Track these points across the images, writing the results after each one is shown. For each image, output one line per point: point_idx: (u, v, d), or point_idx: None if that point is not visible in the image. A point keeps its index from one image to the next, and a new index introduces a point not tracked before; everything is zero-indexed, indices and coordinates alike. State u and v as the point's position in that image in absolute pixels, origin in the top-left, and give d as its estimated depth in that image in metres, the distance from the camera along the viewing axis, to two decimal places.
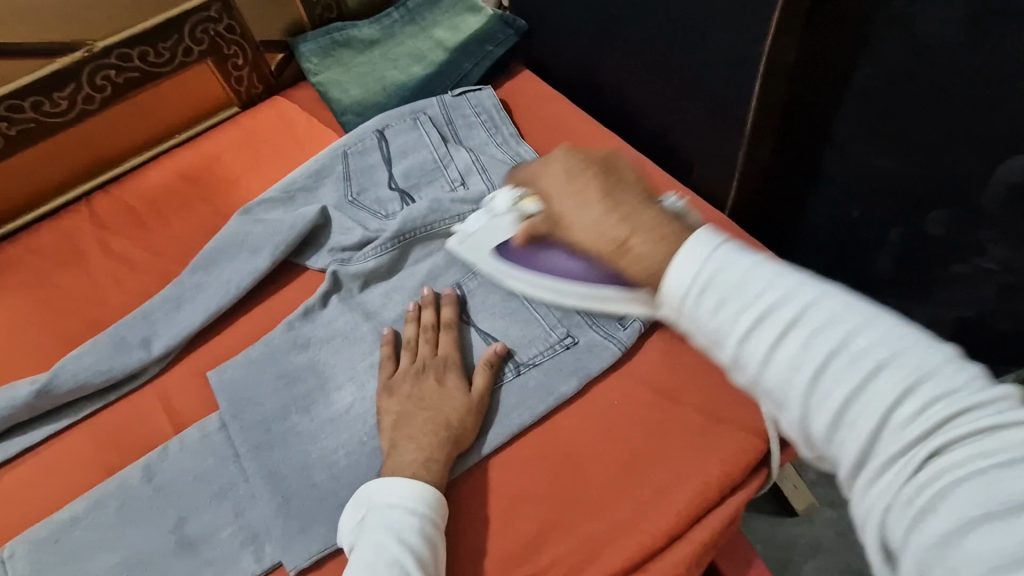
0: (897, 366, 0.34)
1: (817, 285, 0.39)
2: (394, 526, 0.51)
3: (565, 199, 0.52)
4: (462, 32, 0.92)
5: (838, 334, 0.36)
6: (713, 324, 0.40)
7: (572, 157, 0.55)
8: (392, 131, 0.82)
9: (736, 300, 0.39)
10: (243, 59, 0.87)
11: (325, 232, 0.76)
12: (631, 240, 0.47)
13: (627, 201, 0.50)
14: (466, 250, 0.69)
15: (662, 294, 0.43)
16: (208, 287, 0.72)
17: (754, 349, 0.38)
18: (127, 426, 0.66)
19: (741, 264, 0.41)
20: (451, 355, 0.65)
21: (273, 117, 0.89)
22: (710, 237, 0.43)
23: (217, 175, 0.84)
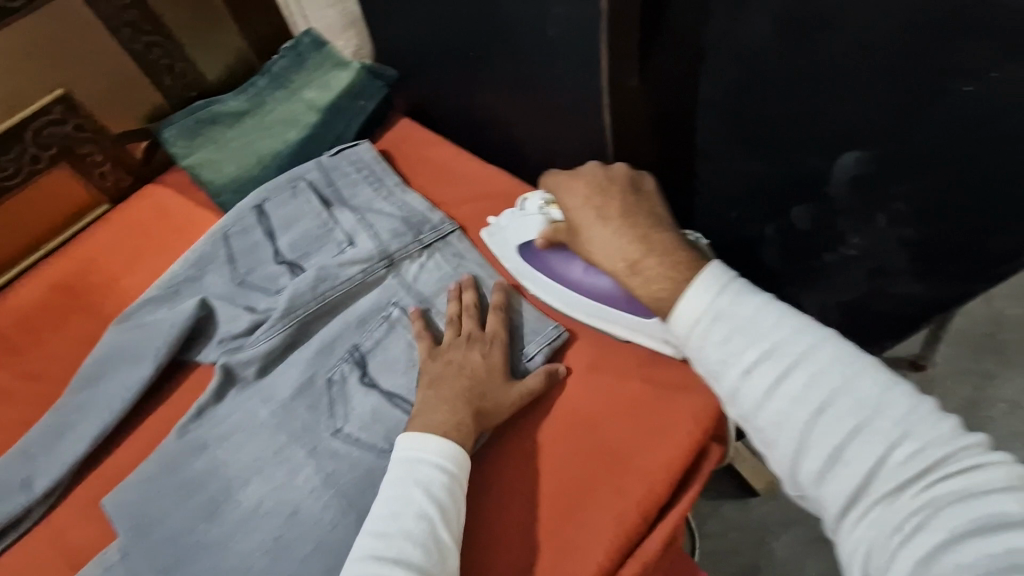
0: (890, 410, 0.42)
1: (816, 333, 0.46)
2: (422, 479, 0.55)
3: (586, 219, 0.62)
4: (333, 90, 0.91)
5: (835, 379, 0.44)
6: (722, 356, 0.48)
7: (592, 177, 0.64)
8: (271, 204, 0.80)
9: (743, 335, 0.47)
10: (102, 155, 0.84)
11: (212, 323, 0.73)
12: (642, 261, 0.57)
13: (642, 220, 0.60)
14: (496, 242, 0.77)
15: (675, 316, 0.51)
16: (91, 406, 0.68)
17: (756, 383, 0.46)
18: None
19: (750, 305, 0.48)
20: (497, 333, 0.67)
21: (148, 208, 0.86)
22: (721, 273, 0.51)
23: (91, 280, 0.79)
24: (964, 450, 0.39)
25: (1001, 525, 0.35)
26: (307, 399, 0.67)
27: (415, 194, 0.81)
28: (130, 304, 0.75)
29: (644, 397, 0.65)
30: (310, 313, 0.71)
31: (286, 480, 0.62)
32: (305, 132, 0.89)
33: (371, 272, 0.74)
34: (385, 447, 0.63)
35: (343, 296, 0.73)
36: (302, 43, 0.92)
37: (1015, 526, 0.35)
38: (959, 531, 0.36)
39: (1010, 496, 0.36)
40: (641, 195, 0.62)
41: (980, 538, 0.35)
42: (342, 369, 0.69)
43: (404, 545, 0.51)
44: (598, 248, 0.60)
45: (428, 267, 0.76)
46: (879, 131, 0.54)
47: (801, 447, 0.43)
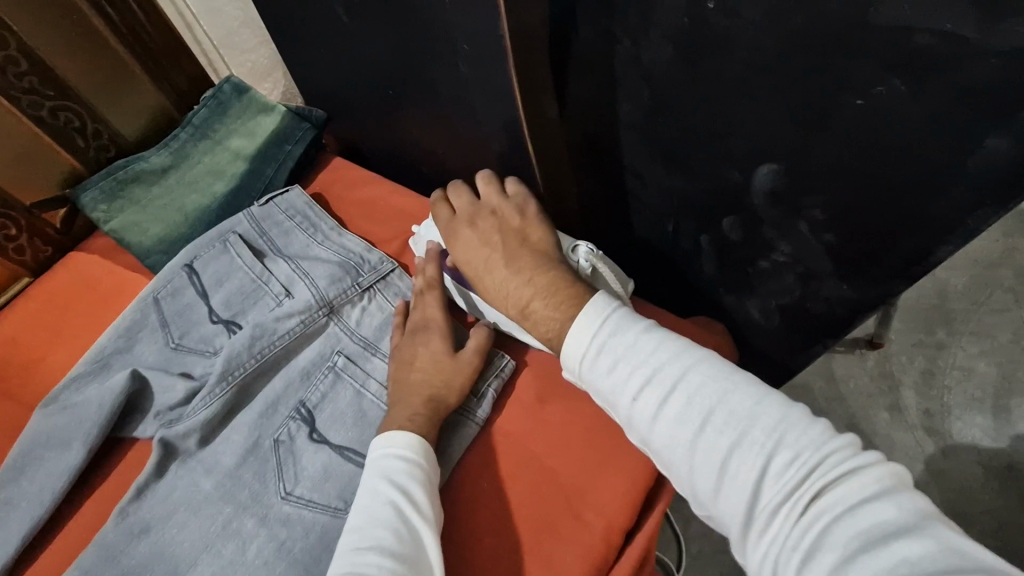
0: (764, 421, 0.44)
1: (692, 353, 0.49)
2: (387, 473, 0.57)
3: (477, 262, 0.64)
4: (259, 136, 0.89)
5: (712, 396, 0.46)
6: (612, 385, 0.50)
7: (475, 222, 0.66)
8: (202, 261, 0.77)
9: (626, 362, 0.50)
10: (16, 228, 0.80)
11: (147, 395, 0.70)
12: (531, 305, 0.59)
13: (528, 261, 0.61)
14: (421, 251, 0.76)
15: (565, 351, 0.54)
16: (21, 500, 0.64)
17: (644, 409, 0.48)
18: None
19: (630, 332, 0.51)
20: (437, 317, 0.68)
21: (73, 278, 0.82)
22: (605, 305, 0.54)
23: (14, 363, 0.75)
24: (839, 452, 0.42)
25: (883, 535, 0.37)
26: (253, 465, 0.64)
27: (351, 236, 0.80)
28: (57, 384, 0.71)
29: (598, 423, 0.64)
30: (248, 372, 0.69)
31: (236, 556, 0.59)
32: (234, 182, 0.87)
33: (310, 323, 0.72)
34: (338, 507, 0.61)
35: (283, 350, 0.71)
36: (222, 91, 0.89)
37: (894, 534, 0.37)
38: (854, 549, 0.37)
39: (886, 502, 0.39)
40: (523, 227, 0.63)
41: (870, 551, 0.37)
42: (289, 429, 0.66)
43: (378, 532, 0.52)
44: (498, 297, 0.62)
45: (369, 311, 0.74)
46: (785, 145, 0.54)
47: (693, 464, 0.45)
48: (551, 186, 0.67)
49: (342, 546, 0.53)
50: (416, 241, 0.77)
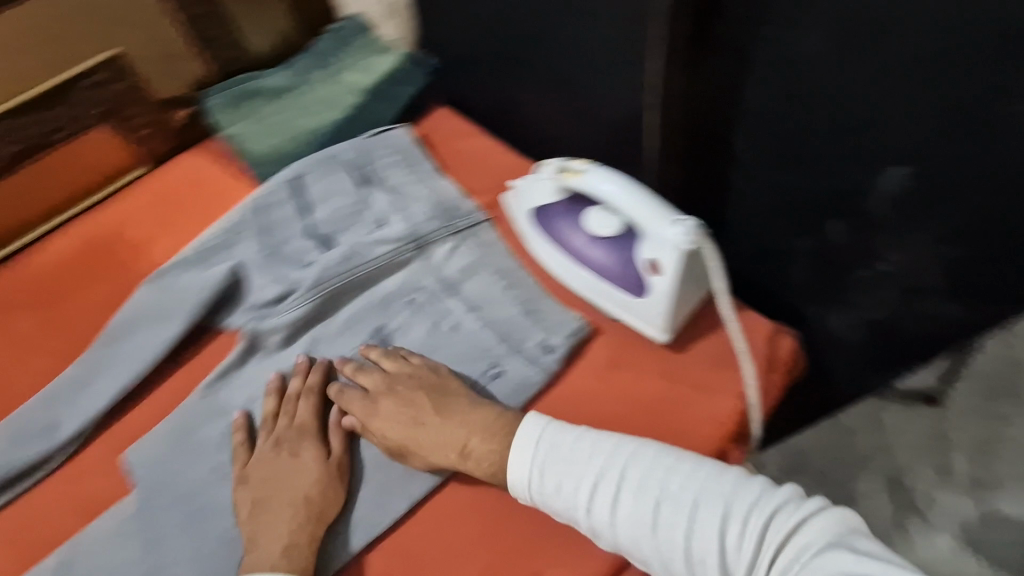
0: (706, 499, 0.52)
1: (629, 448, 0.57)
2: None
3: (401, 425, 0.63)
4: (374, 73, 0.91)
5: (655, 486, 0.54)
6: (568, 501, 0.56)
7: (395, 387, 0.65)
8: (306, 179, 0.81)
9: (569, 478, 0.57)
10: (143, 118, 0.86)
11: (241, 290, 0.74)
12: (470, 442, 0.61)
13: (457, 405, 0.63)
14: (514, 203, 0.76)
15: (511, 480, 0.59)
16: (115, 362, 0.69)
17: (601, 515, 0.55)
18: (35, 522, 0.62)
19: (568, 437, 0.59)
20: (307, 424, 0.65)
21: (185, 175, 0.88)
22: (536, 423, 0.60)
23: (123, 242, 0.81)
24: (781, 507, 0.51)
25: None
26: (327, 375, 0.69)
27: (448, 182, 0.83)
28: (165, 264, 0.77)
29: (663, 399, 0.66)
30: (336, 287, 0.73)
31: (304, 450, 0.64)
32: (343, 113, 0.89)
33: (399, 253, 0.76)
34: None
35: (370, 274, 0.75)
36: (346, 26, 0.94)
37: None
38: None
39: (832, 548, 0.47)
40: (442, 380, 0.65)
41: None
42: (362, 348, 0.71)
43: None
44: (429, 450, 0.62)
45: (458, 253, 0.77)
46: (925, 149, 0.56)
47: (660, 555, 0.52)
48: (664, 161, 0.68)
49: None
50: (510, 193, 0.78)
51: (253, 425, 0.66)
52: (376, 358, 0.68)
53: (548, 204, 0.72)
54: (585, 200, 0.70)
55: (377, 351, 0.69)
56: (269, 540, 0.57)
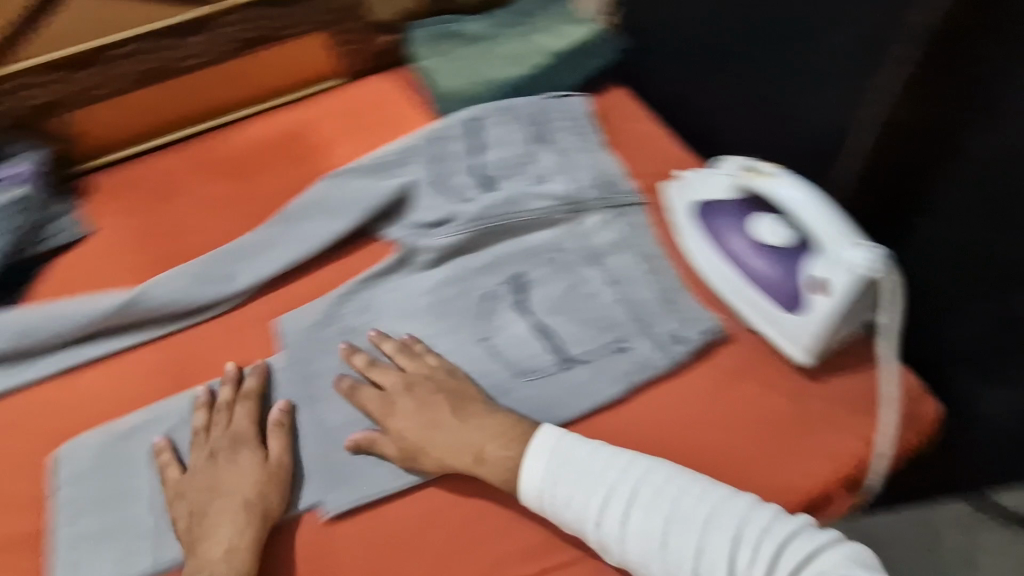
0: (718, 518, 0.54)
1: (644, 463, 0.58)
2: None
3: (417, 424, 0.64)
4: (568, 39, 0.94)
5: (668, 502, 0.56)
6: (577, 512, 0.58)
7: (412, 387, 0.66)
8: (485, 122, 0.85)
9: (582, 488, 0.58)
10: (356, 35, 0.94)
11: (405, 206, 0.80)
12: (486, 447, 0.62)
13: (475, 407, 0.64)
14: (677, 192, 0.77)
15: (522, 489, 0.60)
16: (287, 239, 0.77)
17: (611, 528, 0.56)
18: (194, 352, 0.71)
19: (583, 450, 0.60)
20: (242, 429, 0.64)
21: (374, 95, 0.94)
22: (552, 435, 0.61)
23: (311, 138, 0.90)
24: (795, 535, 0.52)
25: None
26: (464, 303, 0.73)
27: (613, 158, 0.84)
28: (341, 166, 0.84)
29: (780, 421, 0.65)
30: (490, 227, 0.77)
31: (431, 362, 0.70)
32: (528, 72, 0.92)
33: (554, 212, 0.78)
34: (523, 369, 0.68)
35: (525, 223, 0.78)
36: None
37: None
38: None
39: None
40: (459, 385, 0.66)
41: None
42: (501, 289, 0.74)
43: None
44: (445, 450, 0.62)
45: (609, 227, 0.79)
46: None
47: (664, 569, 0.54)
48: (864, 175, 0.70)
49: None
50: (672, 183, 0.79)
51: (180, 446, 0.65)
52: (390, 352, 0.69)
53: (716, 200, 0.73)
54: (761, 203, 0.70)
55: (388, 343, 0.69)
56: (207, 546, 0.57)
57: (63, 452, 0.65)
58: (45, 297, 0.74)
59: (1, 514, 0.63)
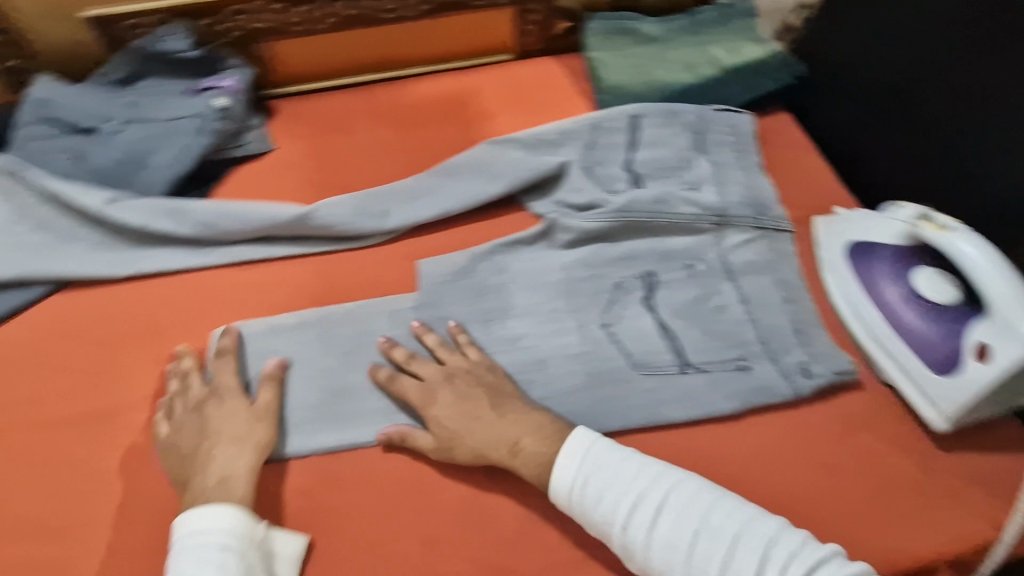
0: (748, 536, 0.55)
1: (675, 474, 0.60)
2: (213, 551, 0.55)
3: (457, 415, 0.65)
4: (742, 56, 0.94)
5: (699, 514, 0.57)
6: (604, 515, 0.58)
7: (453, 378, 0.67)
8: (646, 121, 0.87)
9: (609, 491, 0.59)
10: (538, 17, 0.99)
11: (555, 184, 0.84)
12: (521, 441, 0.63)
13: (514, 404, 0.66)
14: (832, 229, 0.77)
15: (554, 487, 0.61)
16: (442, 191, 0.82)
17: (638, 534, 0.57)
18: (341, 274, 0.78)
19: (613, 454, 0.61)
20: (225, 379, 0.67)
21: (540, 75, 1.00)
22: (586, 436, 0.62)
23: (476, 105, 0.96)
24: (825, 563, 0.53)
25: None
26: (595, 286, 0.76)
27: (768, 181, 0.84)
28: (505, 134, 0.89)
29: (894, 478, 0.64)
30: (633, 221, 0.79)
31: (552, 334, 0.72)
32: (696, 80, 0.94)
33: (700, 221, 0.79)
34: (639, 362, 0.70)
35: (668, 225, 0.79)
36: (737, 6, 0.98)
37: None
38: None
39: None
40: (497, 381, 0.68)
41: None
42: (633, 283, 0.76)
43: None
44: (483, 441, 0.64)
45: (751, 246, 0.78)
46: None
47: None
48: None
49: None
50: (827, 218, 0.79)
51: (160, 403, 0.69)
52: (433, 344, 0.70)
53: (879, 246, 0.72)
54: (927, 257, 0.69)
55: (431, 336, 0.71)
56: (200, 479, 0.60)
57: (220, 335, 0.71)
58: (227, 197, 0.84)
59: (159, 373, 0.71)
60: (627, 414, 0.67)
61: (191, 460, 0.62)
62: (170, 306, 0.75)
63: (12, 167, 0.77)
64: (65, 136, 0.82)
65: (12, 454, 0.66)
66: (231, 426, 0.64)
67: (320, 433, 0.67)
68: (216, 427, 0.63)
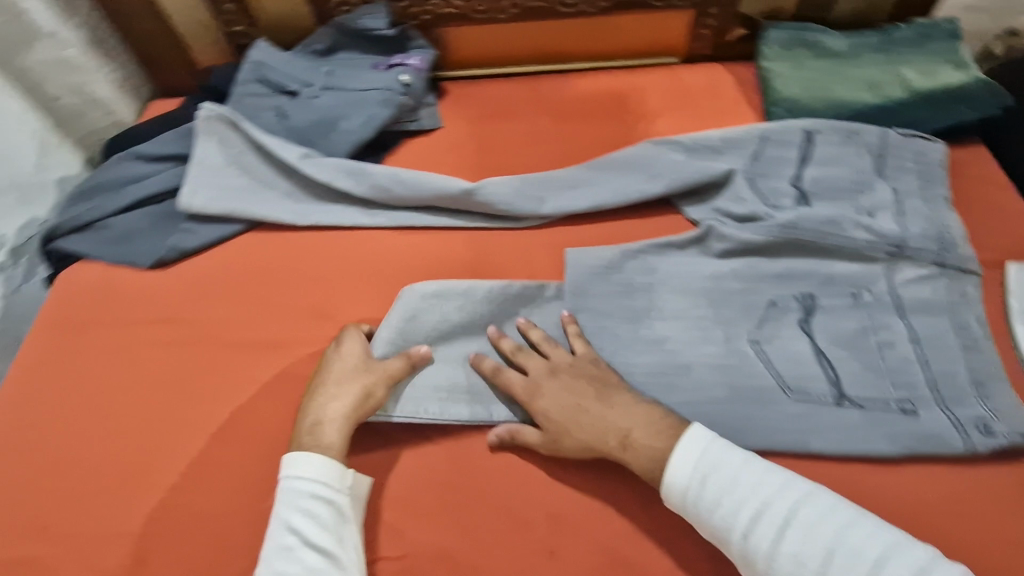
0: (892, 563, 0.52)
1: (805, 488, 0.57)
2: (303, 500, 0.60)
3: (564, 407, 0.66)
4: (936, 82, 0.88)
5: (833, 532, 0.54)
6: (723, 519, 0.57)
7: (557, 373, 0.69)
8: (820, 137, 0.84)
9: (730, 496, 0.57)
10: (714, 22, 0.98)
11: (715, 191, 0.83)
12: (632, 433, 0.64)
13: (622, 396, 0.67)
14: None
15: (667, 484, 0.60)
16: (600, 185, 0.84)
17: (761, 544, 0.55)
18: (493, 251, 0.82)
19: (735, 459, 0.59)
20: (355, 337, 0.72)
21: (706, 81, 0.98)
22: (703, 436, 0.61)
23: (637, 104, 0.96)
24: None
25: None
26: (747, 300, 0.74)
27: (956, 221, 0.77)
28: (666, 136, 0.89)
29: None
30: (798, 239, 0.76)
31: (698, 340, 0.72)
32: (880, 102, 0.89)
33: (872, 248, 0.75)
34: (790, 385, 0.68)
35: (836, 248, 0.75)
36: (938, 27, 0.93)
37: None
38: None
39: None
40: (602, 375, 0.69)
41: None
42: (789, 303, 0.74)
43: (288, 567, 0.58)
44: (594, 432, 0.64)
45: (927, 282, 0.73)
46: None
47: None
48: None
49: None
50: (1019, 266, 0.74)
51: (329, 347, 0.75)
52: (537, 338, 0.72)
53: None
54: None
55: (535, 330, 0.73)
56: (308, 415, 0.66)
57: (400, 330, 0.72)
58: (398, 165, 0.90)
59: (320, 316, 0.78)
60: (773, 436, 0.65)
61: (307, 399, 0.68)
62: (340, 255, 0.83)
63: (231, 117, 0.88)
64: (272, 95, 0.93)
65: (201, 364, 0.75)
66: (344, 371, 0.68)
67: (457, 403, 0.69)
68: (333, 369, 0.69)
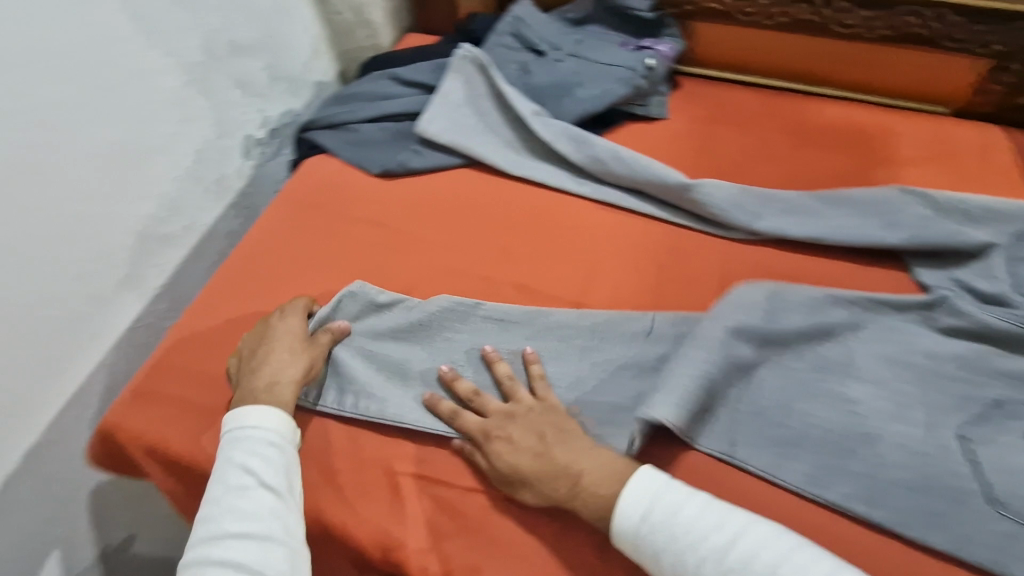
0: None
1: (748, 521, 0.55)
2: (258, 446, 0.62)
3: (518, 449, 0.63)
4: None
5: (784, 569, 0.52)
6: (670, 565, 0.55)
7: (514, 413, 0.65)
8: None
9: (676, 544, 0.55)
10: (1009, 77, 0.87)
11: (960, 262, 0.74)
12: (584, 481, 0.60)
13: (578, 444, 0.62)
14: None
15: (618, 524, 0.57)
16: (824, 218, 0.79)
17: None
18: (692, 251, 0.80)
19: (681, 505, 0.57)
20: (290, 316, 0.74)
21: (978, 140, 0.87)
22: (646, 477, 0.59)
23: (886, 146, 0.88)
24: None
25: None
26: (964, 387, 0.66)
27: None
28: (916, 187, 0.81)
29: None
30: None
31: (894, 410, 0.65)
32: None
33: None
34: (999, 498, 0.59)
35: None
36: None
37: None
38: None
39: None
40: (562, 421, 0.65)
41: None
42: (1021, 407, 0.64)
43: (241, 505, 0.58)
44: (544, 477, 0.61)
45: None
46: None
47: None
48: None
49: (201, 522, 0.59)
50: None
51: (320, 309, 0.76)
52: (500, 374, 0.69)
53: None
54: None
55: (501, 364, 0.70)
56: (254, 377, 0.68)
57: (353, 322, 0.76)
58: (618, 143, 0.91)
59: (508, 261, 0.82)
60: (961, 540, 0.58)
61: (250, 365, 0.69)
62: (541, 212, 0.86)
63: (482, 62, 0.94)
64: (521, 51, 0.98)
65: (396, 270, 0.83)
66: (285, 343, 0.70)
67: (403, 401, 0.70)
68: (274, 341, 0.71)
